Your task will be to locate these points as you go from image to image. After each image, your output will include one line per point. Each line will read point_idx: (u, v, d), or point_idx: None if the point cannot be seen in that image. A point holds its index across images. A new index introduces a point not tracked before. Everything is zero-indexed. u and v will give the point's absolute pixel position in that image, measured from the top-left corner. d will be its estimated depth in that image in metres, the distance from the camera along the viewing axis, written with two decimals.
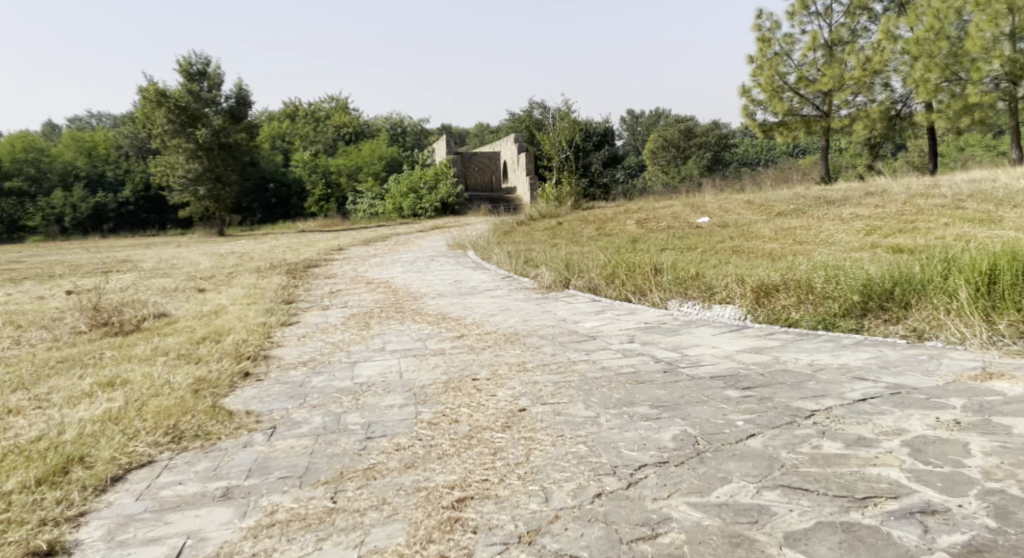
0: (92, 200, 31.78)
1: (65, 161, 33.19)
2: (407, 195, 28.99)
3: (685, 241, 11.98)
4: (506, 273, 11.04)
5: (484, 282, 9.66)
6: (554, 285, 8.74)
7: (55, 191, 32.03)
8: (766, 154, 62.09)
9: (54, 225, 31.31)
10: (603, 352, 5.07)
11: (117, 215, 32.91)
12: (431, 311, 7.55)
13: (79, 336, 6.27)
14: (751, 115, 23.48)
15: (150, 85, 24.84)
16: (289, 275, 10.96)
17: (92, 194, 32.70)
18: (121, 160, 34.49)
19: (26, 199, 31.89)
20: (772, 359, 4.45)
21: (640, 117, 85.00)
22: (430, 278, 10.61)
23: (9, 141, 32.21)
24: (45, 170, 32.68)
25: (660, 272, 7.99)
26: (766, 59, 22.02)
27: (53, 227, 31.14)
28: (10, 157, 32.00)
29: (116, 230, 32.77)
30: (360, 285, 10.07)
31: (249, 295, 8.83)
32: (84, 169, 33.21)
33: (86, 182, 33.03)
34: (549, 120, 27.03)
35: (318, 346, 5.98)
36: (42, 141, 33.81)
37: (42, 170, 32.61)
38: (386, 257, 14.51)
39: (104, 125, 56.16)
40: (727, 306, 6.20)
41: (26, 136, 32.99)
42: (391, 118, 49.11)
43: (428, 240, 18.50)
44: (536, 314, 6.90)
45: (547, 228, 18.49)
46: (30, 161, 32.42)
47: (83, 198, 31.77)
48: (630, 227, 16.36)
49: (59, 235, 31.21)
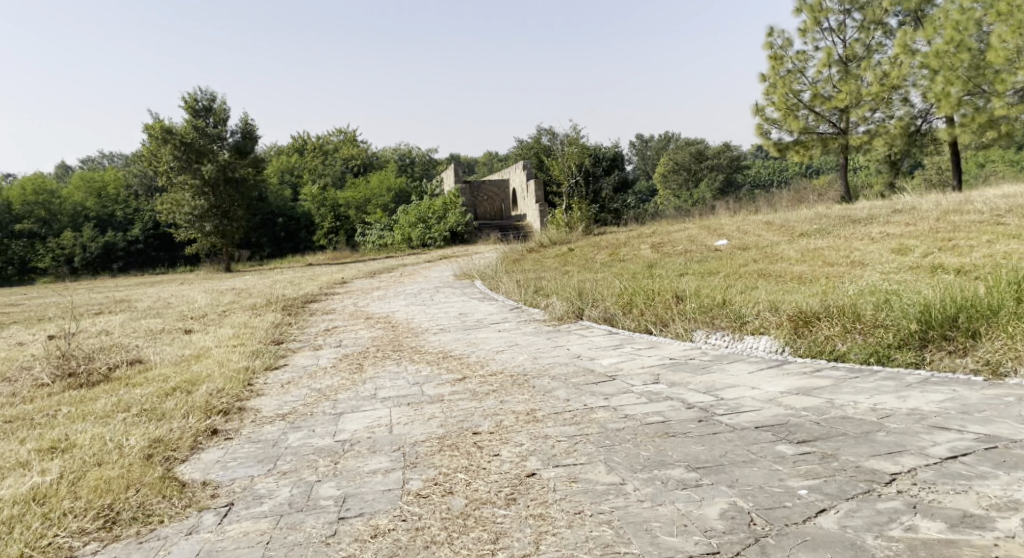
0: (101, 240, 31.60)
1: (75, 202, 33.08)
2: (416, 225, 28.51)
3: (704, 264, 11.33)
4: (515, 303, 10.42)
5: (489, 315, 9.02)
6: (566, 316, 8.11)
7: (64, 231, 31.87)
8: (779, 175, 61.42)
9: (65, 266, 31.10)
10: (623, 395, 4.41)
11: (127, 254, 32.59)
12: (432, 349, 6.92)
13: (41, 391, 5.70)
14: (765, 134, 22.95)
15: (156, 123, 24.68)
16: (285, 312, 10.40)
17: (101, 234, 32.56)
18: (130, 200, 34.35)
19: (37, 240, 31.82)
20: (826, 403, 3.77)
21: (648, 142, 84.78)
22: (434, 311, 10.02)
23: (20, 184, 32.31)
24: (56, 212, 32.69)
25: (681, 301, 7.34)
26: (779, 77, 21.60)
27: (63, 268, 31.03)
28: (21, 200, 32.02)
29: (125, 269, 32.43)
30: (357, 321, 9.47)
31: (237, 336, 8.24)
32: (94, 209, 33.07)
33: (96, 223, 32.84)
34: (557, 146, 26.59)
35: (302, 395, 5.34)
36: (52, 182, 33.76)
37: (52, 212, 32.62)
38: (390, 290, 13.95)
39: (117, 167, 56.56)
40: (761, 338, 5.54)
41: (37, 178, 33.06)
42: (399, 150, 48.97)
43: (435, 271, 17.98)
44: (548, 350, 6.23)
45: (558, 255, 17.92)
46: (41, 204, 32.44)
47: (93, 238, 31.63)
48: (644, 252, 15.75)
49: (69, 275, 30.99)
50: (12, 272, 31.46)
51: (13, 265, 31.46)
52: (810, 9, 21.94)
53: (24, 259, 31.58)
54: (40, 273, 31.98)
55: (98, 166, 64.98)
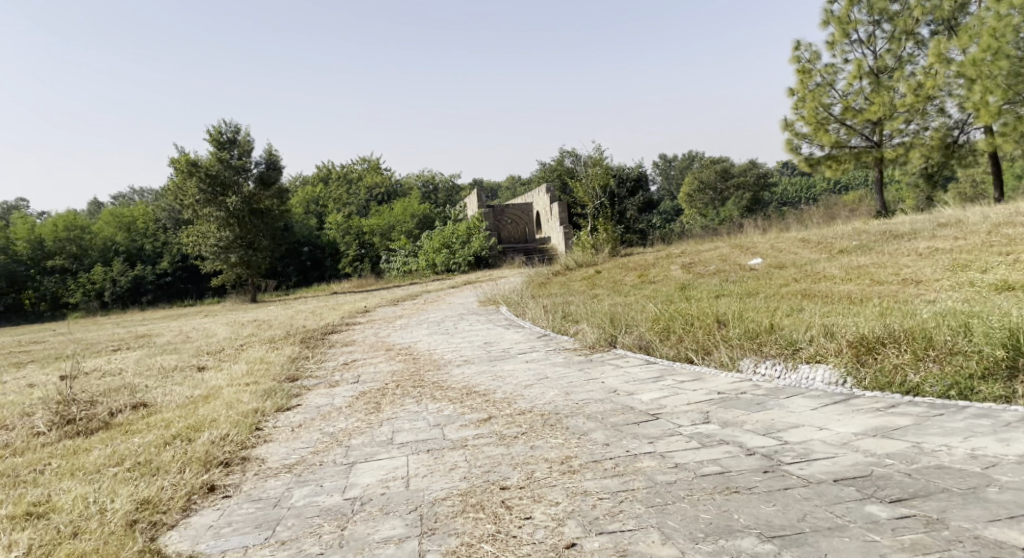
0: (130, 274, 31.68)
1: (105, 237, 33.31)
2: (440, 250, 28.16)
3: (741, 285, 10.79)
4: (543, 330, 9.95)
5: (515, 344, 8.52)
6: (599, 344, 7.61)
7: (95, 266, 32.00)
8: (807, 192, 60.36)
9: (95, 300, 31.15)
10: (671, 438, 3.89)
11: (156, 287, 32.61)
12: (455, 384, 6.42)
13: (35, 442, 5.30)
14: (795, 149, 22.36)
15: (182, 157, 24.72)
16: (303, 345, 10.00)
17: (131, 268, 32.67)
18: (159, 233, 34.52)
19: (68, 275, 32.00)
20: (914, 448, 3.22)
21: (672, 161, 84.12)
22: (458, 340, 9.57)
23: (52, 220, 32.72)
24: (87, 247, 33.00)
25: (724, 326, 6.80)
26: (808, 90, 21.12)
27: (93, 303, 31.11)
28: (53, 236, 32.37)
29: (155, 301, 32.40)
30: (378, 353, 9.01)
31: (251, 374, 7.80)
32: (124, 243, 33.26)
33: (125, 257, 32.97)
34: (581, 168, 26.17)
35: (312, 441, 4.87)
36: (82, 218, 34.05)
37: (83, 248, 32.95)
38: (413, 318, 13.52)
39: (149, 201, 57.19)
40: (818, 367, 5.00)
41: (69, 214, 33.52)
42: (422, 176, 48.91)
43: (459, 297, 17.55)
44: (581, 384, 5.71)
45: (585, 278, 17.43)
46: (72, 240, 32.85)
47: (123, 272, 31.74)
48: (675, 273, 15.22)
49: (100, 310, 31.03)
50: (45, 308, 31.59)
51: (46, 301, 31.70)
52: (838, 21, 21.41)
53: (57, 294, 31.81)
54: (71, 308, 32.06)
55: (131, 200, 65.85)
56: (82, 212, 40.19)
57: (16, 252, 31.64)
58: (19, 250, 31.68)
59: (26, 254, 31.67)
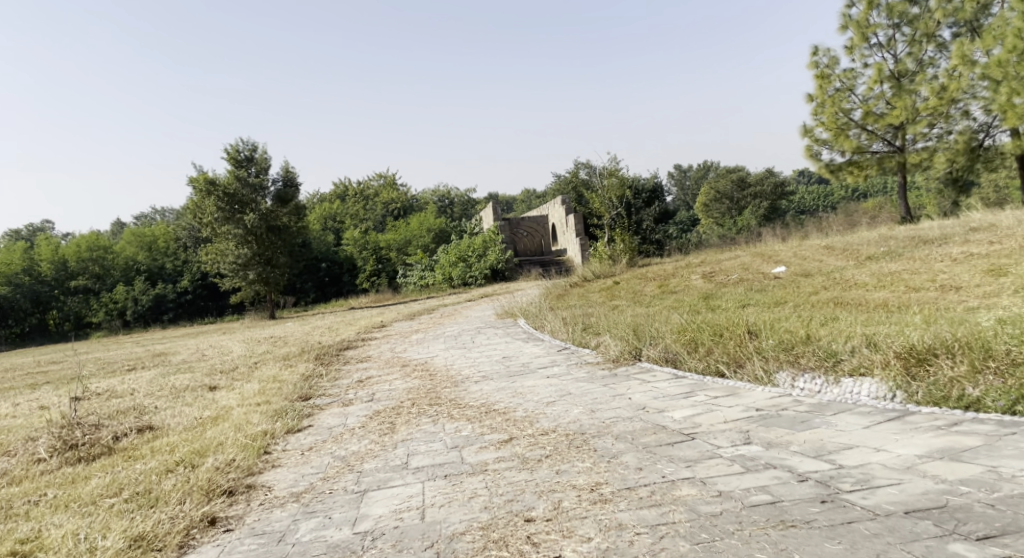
0: (152, 292, 31.72)
1: (127, 257, 33.54)
2: (457, 264, 27.97)
3: (768, 294, 10.44)
4: (563, 342, 9.64)
5: (534, 359, 8.19)
6: (622, 357, 7.29)
7: (116, 286, 32.24)
8: (825, 201, 59.67)
9: (116, 319, 31.27)
10: (711, 461, 3.57)
11: (177, 305, 32.57)
12: (473, 401, 6.10)
13: (34, 470, 5.04)
14: (815, 155, 21.93)
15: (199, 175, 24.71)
16: (317, 362, 9.74)
17: (152, 287, 32.75)
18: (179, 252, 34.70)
19: (91, 295, 32.41)
20: (990, 473, 2.93)
21: (687, 172, 83.76)
22: (476, 354, 9.27)
23: (76, 242, 33.19)
24: (109, 267, 33.36)
25: (755, 337, 6.46)
26: (827, 96, 20.77)
27: (115, 322, 31.29)
28: (76, 257, 32.80)
29: (176, 320, 32.45)
30: (393, 369, 8.71)
31: (262, 393, 7.52)
32: (144, 263, 33.42)
33: (146, 276, 33.07)
34: (597, 179, 25.91)
35: (322, 466, 4.56)
36: (105, 239, 34.60)
37: (106, 268, 33.32)
38: (430, 332, 13.25)
39: (170, 219, 57.78)
40: (863, 381, 4.67)
41: (93, 235, 34.00)
42: (438, 191, 48.94)
43: (477, 310, 17.28)
44: (607, 400, 5.38)
45: (603, 289, 17.12)
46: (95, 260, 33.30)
47: (145, 291, 31.81)
48: (697, 283, 14.86)
49: (121, 329, 31.09)
50: (67, 328, 31.92)
51: (70, 321, 32.00)
52: (856, 25, 21.05)
53: (79, 314, 32.10)
54: (94, 328, 32.31)
55: (155, 220, 66.68)
56: (105, 234, 40.63)
57: (40, 273, 32.44)
58: (43, 271, 32.43)
59: (50, 275, 32.41)
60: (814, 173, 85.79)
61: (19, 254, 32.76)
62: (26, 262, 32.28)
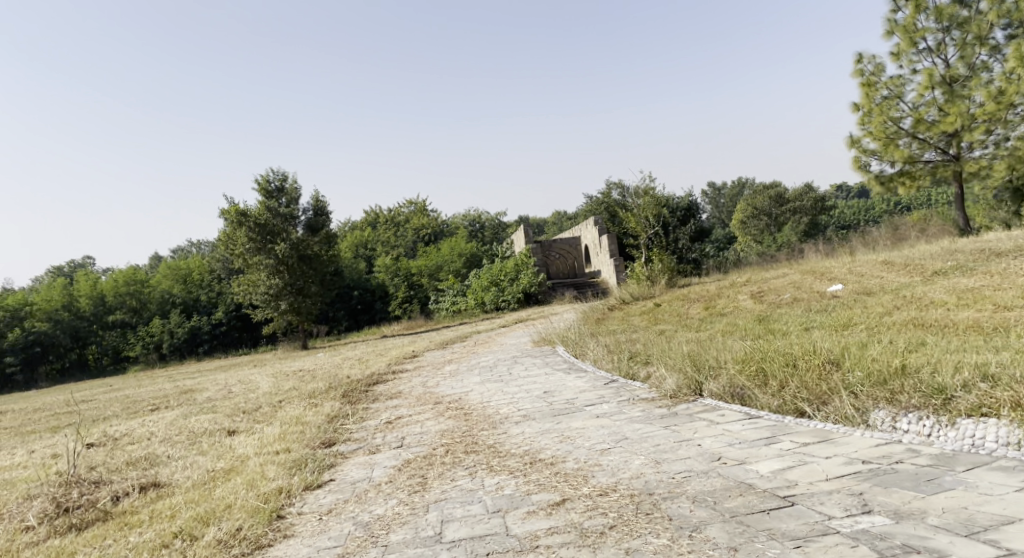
0: (187, 325, 31.57)
1: (164, 290, 33.54)
2: (489, 288, 27.38)
3: (832, 317, 9.63)
4: (608, 373, 8.91)
5: (580, 393, 7.43)
6: (681, 393, 6.54)
7: (152, 319, 32.20)
8: (864, 215, 58.05)
9: (154, 352, 31.11)
10: (826, 539, 3.08)
11: (213, 337, 32.40)
12: (515, 448, 5.36)
13: (17, 542, 4.46)
14: (863, 166, 21.06)
15: (231, 207, 24.48)
16: (345, 400, 9.09)
17: (188, 319, 32.61)
18: (215, 284, 34.59)
19: (129, 329, 32.55)
20: None
21: (720, 189, 82.46)
22: (515, 388, 8.57)
23: (114, 277, 33.46)
24: (146, 301, 33.47)
25: (837, 369, 5.70)
26: (874, 104, 19.99)
27: (152, 355, 31.15)
28: (114, 291, 33.04)
29: (211, 352, 32.23)
30: (425, 408, 8.00)
31: (282, 439, 6.85)
32: (180, 295, 33.33)
33: (182, 308, 32.94)
34: (631, 198, 25.19)
35: (341, 538, 3.89)
36: (144, 273, 34.87)
37: (143, 302, 33.49)
38: (464, 362, 12.57)
39: (207, 253, 58.31)
40: (986, 423, 4.07)
41: (132, 271, 34.24)
42: (469, 215, 48.64)
43: (512, 337, 16.57)
44: (673, 449, 4.63)
45: (643, 312, 16.35)
46: (132, 294, 33.43)
47: (180, 324, 31.67)
48: (745, 304, 14.03)
49: (158, 361, 30.88)
50: (107, 362, 31.97)
51: (108, 356, 32.03)
52: (903, 30, 20.19)
53: (118, 348, 32.14)
54: (131, 362, 32.26)
55: (194, 252, 67.46)
56: (144, 268, 40.94)
57: (80, 309, 32.77)
58: (82, 307, 32.77)
59: (89, 310, 32.70)
60: (850, 188, 84.11)
61: (59, 290, 33.20)
62: (66, 298, 32.68)
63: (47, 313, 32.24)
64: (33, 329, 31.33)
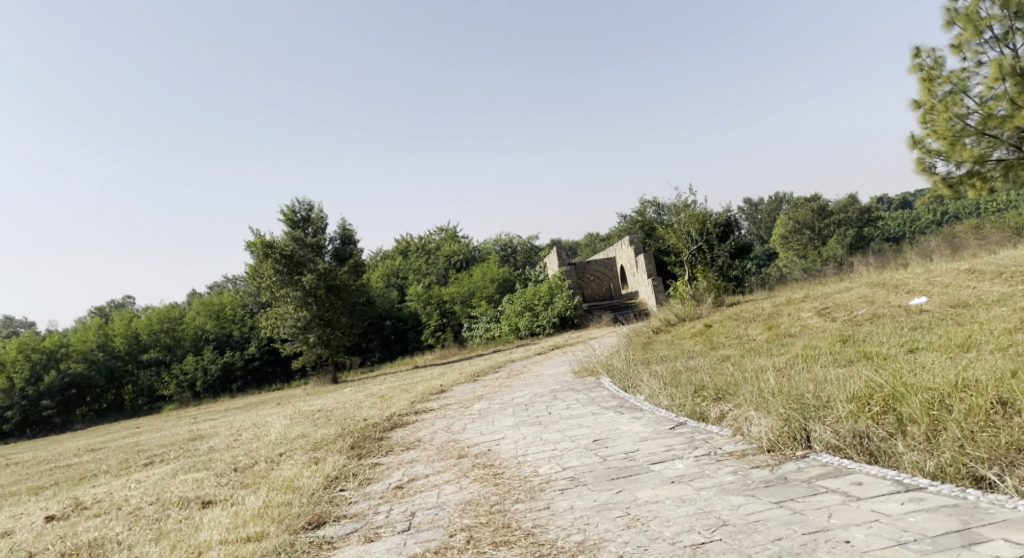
0: (220, 361, 30.49)
1: (196, 326, 32.42)
2: (523, 313, 25.87)
3: (940, 337, 7.93)
4: (669, 412, 7.29)
5: (642, 445, 5.80)
6: (780, 444, 4.97)
7: (185, 357, 31.18)
8: (913, 225, 55.52)
9: (187, 391, 30.07)
10: None
11: (245, 373, 31.29)
12: (561, 542, 3.81)
13: None
14: (927, 168, 19.16)
15: (257, 239, 23.40)
16: (352, 454, 7.57)
17: (220, 355, 31.49)
18: (248, 318, 33.52)
19: (162, 367, 31.61)
20: None
21: (757, 205, 80.64)
22: (557, 434, 7.01)
23: (149, 315, 32.66)
24: (180, 338, 32.49)
25: (1014, 414, 4.15)
26: (936, 101, 18.13)
27: (186, 393, 30.08)
28: (148, 330, 32.11)
29: (244, 388, 31.11)
30: (446, 464, 6.44)
31: (261, 516, 5.34)
32: (213, 331, 32.20)
33: (215, 344, 31.83)
34: (672, 213, 23.49)
35: None
36: (179, 310, 33.93)
37: (177, 339, 32.51)
38: (496, 398, 11.03)
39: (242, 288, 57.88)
40: None
41: (167, 308, 33.38)
42: (500, 240, 47.38)
43: (551, 366, 14.97)
44: (806, 551, 3.18)
45: (694, 333, 14.68)
46: (166, 331, 32.48)
47: (213, 360, 30.60)
48: (812, 322, 12.31)
49: (192, 400, 29.83)
50: (142, 402, 31.09)
51: (143, 395, 31.14)
52: (966, 19, 18.37)
53: (153, 387, 31.21)
54: (165, 401, 31.29)
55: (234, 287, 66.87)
56: (180, 306, 40.25)
57: (114, 348, 32.01)
58: (117, 346, 32.00)
59: (124, 350, 31.91)
60: (892, 200, 81.57)
61: (94, 330, 32.53)
62: (101, 338, 31.99)
63: (81, 353, 31.59)
64: (70, 371, 30.80)
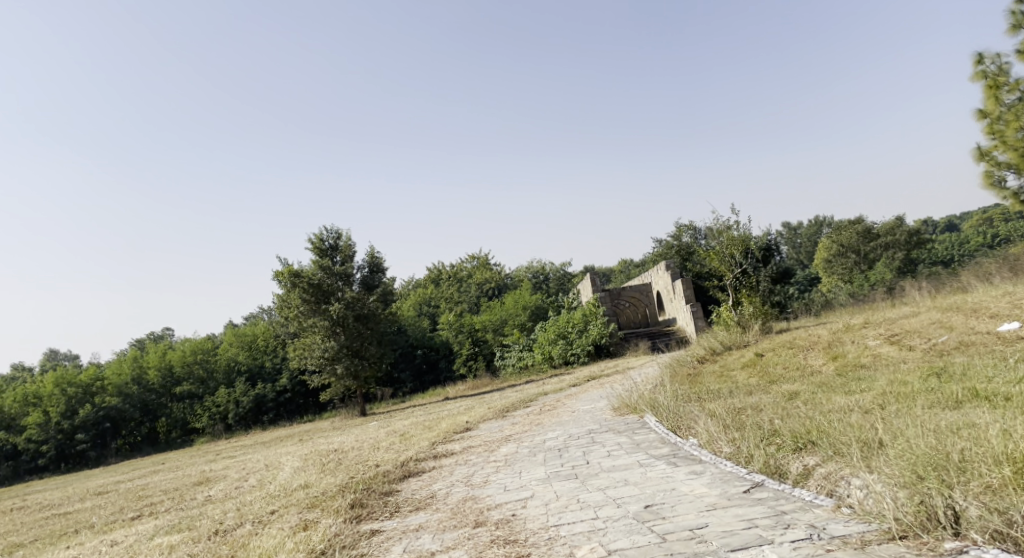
0: (251, 393, 29.45)
1: (228, 358, 31.51)
2: (557, 342, 24.45)
3: None
4: (734, 466, 5.88)
5: (712, 517, 4.44)
6: (919, 529, 3.67)
7: (217, 389, 30.20)
8: (963, 248, 53.15)
9: (218, 424, 29.11)
10: None
11: (276, 405, 30.25)
12: None
13: None
14: (999, 182, 17.39)
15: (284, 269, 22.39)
16: (349, 516, 6.28)
17: (251, 387, 30.48)
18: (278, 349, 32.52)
19: (195, 399, 30.66)
20: None
21: (798, 229, 78.65)
22: (597, 494, 5.66)
23: (183, 347, 31.92)
24: (212, 369, 31.58)
25: None
26: (1005, 111, 16.27)
27: (217, 426, 29.06)
28: (182, 361, 31.29)
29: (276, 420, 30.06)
30: (459, 535, 5.15)
31: None
32: (245, 363, 31.23)
33: (246, 376, 30.87)
34: (712, 236, 21.93)
35: None
36: (213, 342, 33.11)
37: (209, 371, 31.59)
38: (526, 440, 9.68)
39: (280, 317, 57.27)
40: None
41: (202, 341, 32.64)
42: (532, 267, 46.30)
43: (587, 400, 13.58)
44: None
45: (745, 364, 13.20)
46: (199, 363, 31.63)
47: (244, 392, 29.55)
48: (885, 351, 10.79)
49: (222, 434, 28.83)
50: (174, 436, 30.18)
51: (176, 427, 30.18)
52: None
53: (184, 420, 30.26)
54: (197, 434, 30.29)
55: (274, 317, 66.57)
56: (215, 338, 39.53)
57: (148, 382, 31.24)
58: (151, 379, 31.22)
59: (157, 383, 31.09)
60: (938, 223, 78.91)
61: (128, 362, 31.82)
62: (135, 371, 31.27)
63: (115, 387, 30.83)
64: (104, 404, 30.03)
